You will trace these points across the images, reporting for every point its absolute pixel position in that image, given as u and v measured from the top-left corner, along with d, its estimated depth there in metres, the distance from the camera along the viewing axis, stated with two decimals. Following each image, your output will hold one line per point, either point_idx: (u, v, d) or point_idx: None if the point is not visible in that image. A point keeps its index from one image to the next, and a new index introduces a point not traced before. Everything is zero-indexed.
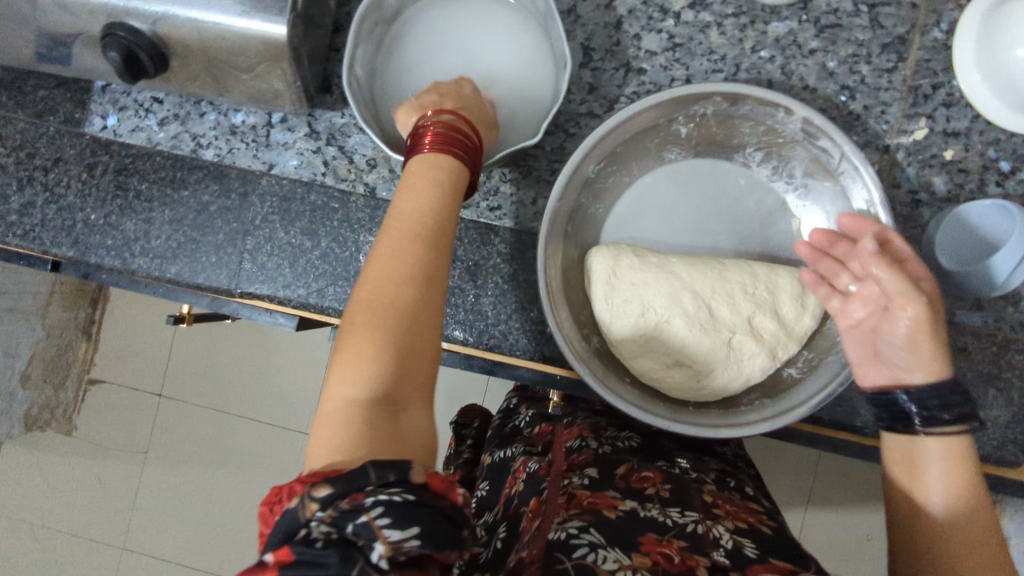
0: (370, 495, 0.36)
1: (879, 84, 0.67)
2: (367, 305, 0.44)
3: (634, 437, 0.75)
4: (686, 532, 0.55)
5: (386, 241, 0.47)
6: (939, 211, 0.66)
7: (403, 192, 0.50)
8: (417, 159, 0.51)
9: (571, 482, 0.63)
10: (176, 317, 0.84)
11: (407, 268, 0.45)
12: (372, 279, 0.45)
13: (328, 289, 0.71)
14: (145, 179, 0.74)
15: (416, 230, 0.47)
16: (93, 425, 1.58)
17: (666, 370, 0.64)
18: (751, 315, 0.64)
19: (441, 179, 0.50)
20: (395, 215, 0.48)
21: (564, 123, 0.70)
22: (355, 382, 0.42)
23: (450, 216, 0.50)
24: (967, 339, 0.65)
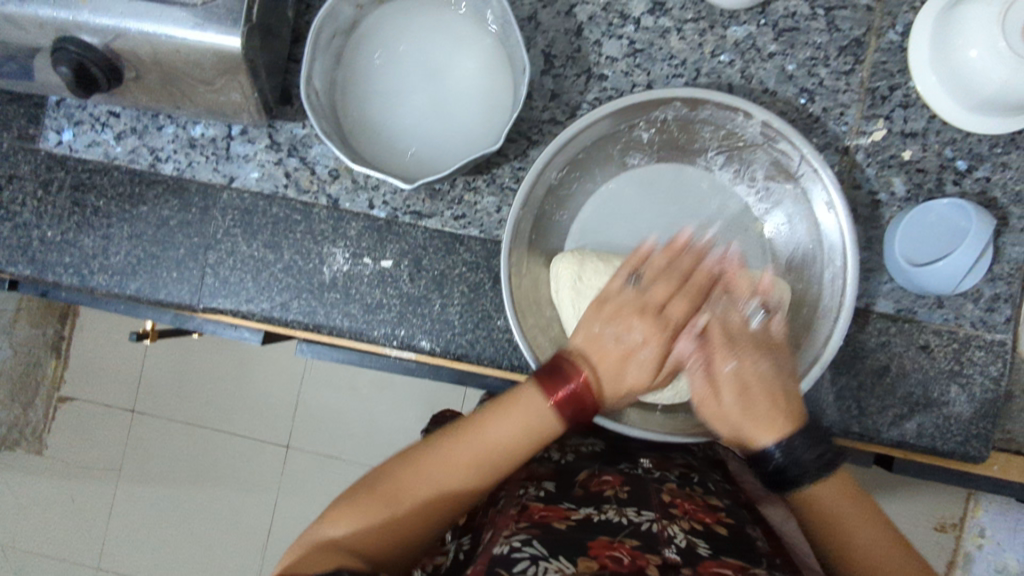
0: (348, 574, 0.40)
1: (838, 86, 0.68)
2: (419, 486, 0.54)
3: (596, 446, 0.76)
4: (640, 532, 0.55)
5: (465, 446, 0.56)
6: (898, 210, 0.66)
7: (503, 415, 0.57)
8: (536, 394, 0.58)
9: (526, 492, 0.62)
10: (140, 333, 0.82)
11: (453, 485, 0.55)
12: (432, 473, 0.55)
13: (291, 302, 0.70)
14: (103, 195, 0.72)
15: (486, 458, 0.56)
16: (64, 443, 1.54)
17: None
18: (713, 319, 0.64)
19: (533, 423, 0.57)
20: (482, 434, 0.57)
21: (527, 130, 0.70)
22: (356, 537, 0.51)
23: (512, 460, 0.57)
24: (929, 337, 0.66)
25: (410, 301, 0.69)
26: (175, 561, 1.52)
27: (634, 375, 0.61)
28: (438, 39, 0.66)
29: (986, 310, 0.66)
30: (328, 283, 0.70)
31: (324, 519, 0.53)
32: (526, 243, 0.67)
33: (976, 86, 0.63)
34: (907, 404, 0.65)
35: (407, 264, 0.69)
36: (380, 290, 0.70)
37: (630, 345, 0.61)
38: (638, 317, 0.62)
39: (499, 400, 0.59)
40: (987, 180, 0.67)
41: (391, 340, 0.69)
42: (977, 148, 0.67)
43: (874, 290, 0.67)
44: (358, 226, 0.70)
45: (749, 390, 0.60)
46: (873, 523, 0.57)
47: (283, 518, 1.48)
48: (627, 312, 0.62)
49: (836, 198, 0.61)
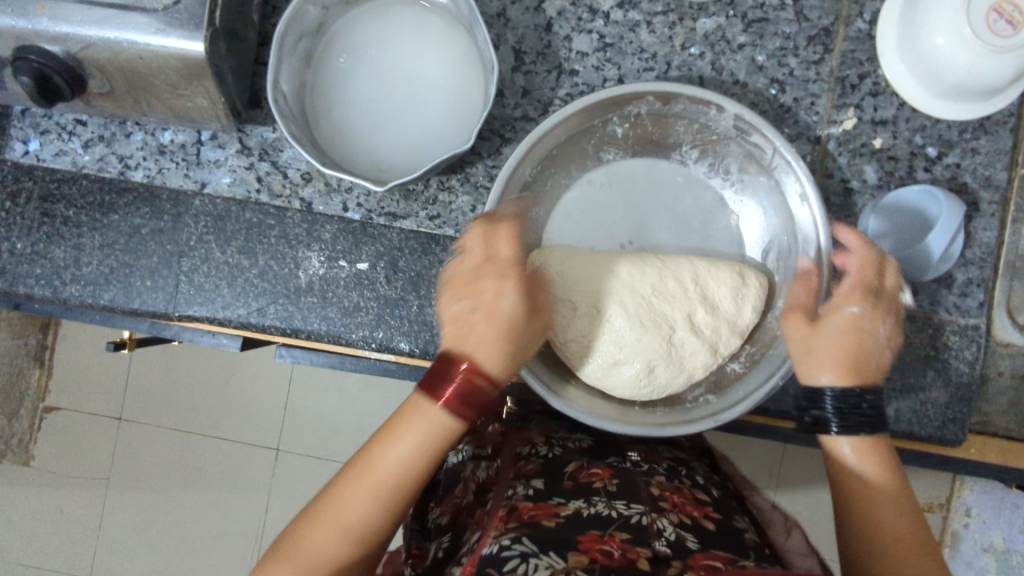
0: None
1: (808, 76, 0.68)
2: (314, 546, 0.48)
3: (585, 438, 0.75)
4: (630, 524, 0.56)
5: (356, 479, 0.50)
6: (871, 198, 0.67)
7: (391, 434, 0.52)
8: (422, 404, 0.52)
9: (515, 492, 0.62)
10: (117, 343, 0.81)
11: (355, 523, 0.49)
12: (326, 520, 0.49)
13: (268, 308, 0.70)
14: (72, 205, 0.71)
15: (384, 489, 0.50)
16: (49, 453, 1.53)
17: (609, 370, 0.63)
18: (690, 312, 0.64)
19: (423, 430, 0.51)
20: (375, 461, 0.51)
21: (500, 128, 0.69)
22: None
23: (419, 473, 0.52)
24: (903, 323, 0.66)
25: (388, 303, 0.69)
26: (166, 568, 1.52)
27: (492, 343, 0.54)
28: (408, 40, 0.66)
29: (959, 295, 0.67)
30: (304, 287, 0.70)
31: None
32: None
33: (943, 74, 0.63)
34: (884, 390, 0.66)
35: (383, 266, 0.69)
36: (357, 293, 0.69)
37: (500, 310, 0.56)
38: (469, 301, 0.57)
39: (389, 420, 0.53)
40: (958, 166, 0.67)
41: (369, 343, 0.69)
42: (946, 134, 0.67)
43: (849, 279, 0.67)
44: (332, 229, 0.70)
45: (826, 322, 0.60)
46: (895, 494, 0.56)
47: (275, 521, 1.48)
48: (474, 337, 0.54)
49: (811, 190, 0.61)
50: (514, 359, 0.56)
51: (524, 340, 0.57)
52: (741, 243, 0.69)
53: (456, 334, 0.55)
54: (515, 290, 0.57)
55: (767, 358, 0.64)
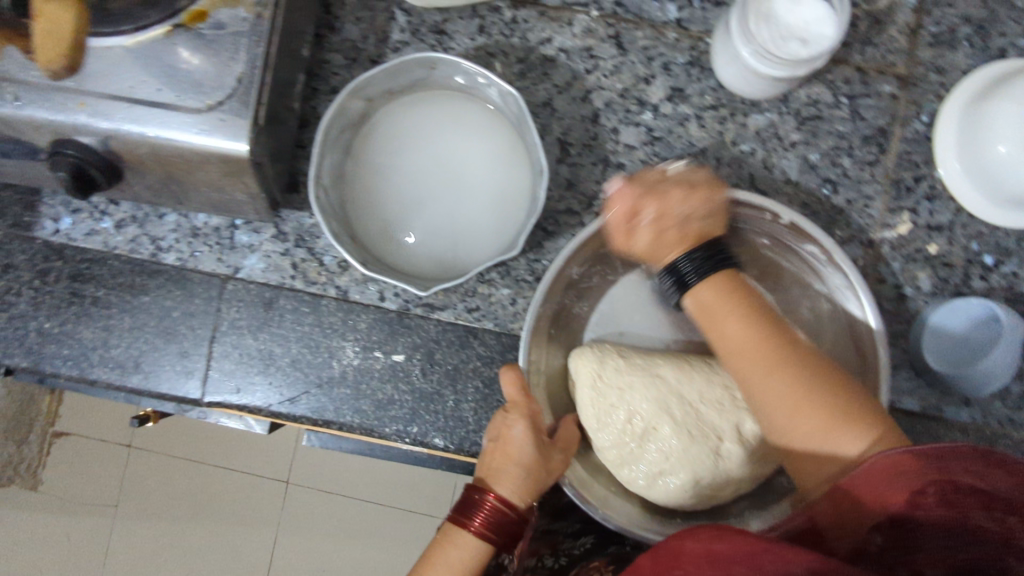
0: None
1: (861, 177, 0.66)
2: None
3: (589, 541, 0.72)
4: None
5: None
6: (924, 306, 0.65)
7: (428, 567, 0.54)
8: (453, 532, 0.54)
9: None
10: (141, 417, 0.80)
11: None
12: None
13: (300, 397, 0.68)
14: (102, 285, 0.70)
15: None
16: (59, 480, 1.50)
17: (653, 482, 0.61)
18: (740, 422, 0.61)
19: (463, 557, 0.54)
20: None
21: (542, 220, 0.67)
22: None
23: None
24: (955, 436, 0.65)
25: (423, 397, 0.68)
26: None
27: (508, 476, 0.55)
28: (454, 135, 0.64)
29: (1013, 408, 0.65)
30: (338, 377, 0.68)
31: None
32: (543, 340, 0.64)
33: (1007, 186, 0.61)
34: None
35: (420, 358, 0.68)
36: (391, 384, 0.68)
37: (512, 448, 0.56)
38: (492, 444, 0.58)
39: (422, 555, 0.56)
40: (1014, 275, 0.65)
41: (403, 437, 0.67)
42: (1003, 242, 0.65)
43: (901, 387, 0.65)
44: (368, 319, 0.68)
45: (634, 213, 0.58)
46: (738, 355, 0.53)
47: (284, 560, 1.47)
48: (494, 463, 0.57)
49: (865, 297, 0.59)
50: (536, 487, 0.56)
51: (544, 471, 0.57)
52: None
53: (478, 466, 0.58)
54: (526, 428, 0.57)
55: None
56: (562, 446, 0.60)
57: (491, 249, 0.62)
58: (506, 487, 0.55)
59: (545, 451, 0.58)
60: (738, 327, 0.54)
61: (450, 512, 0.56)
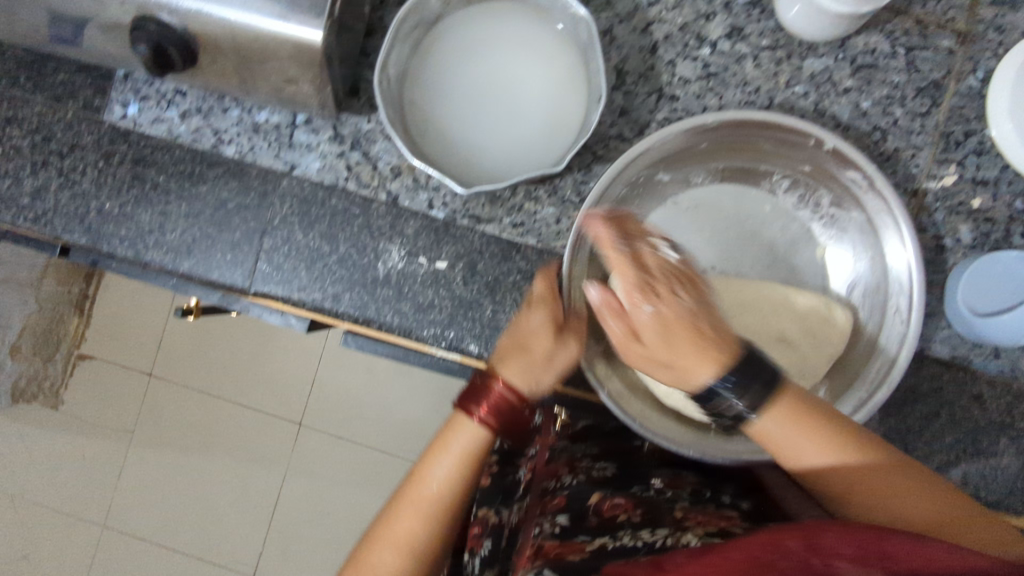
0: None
1: (912, 127, 0.67)
2: (383, 546, 0.58)
3: (608, 466, 0.72)
4: (654, 549, 0.53)
5: (404, 500, 0.59)
6: (963, 257, 0.66)
7: (432, 456, 0.61)
8: (458, 421, 0.61)
9: (542, 530, 0.62)
10: (183, 310, 0.83)
11: (414, 536, 0.58)
12: (388, 538, 0.58)
13: (343, 295, 0.70)
14: (163, 171, 0.72)
15: (431, 505, 0.58)
16: (79, 401, 1.53)
17: (693, 395, 0.64)
18: (778, 336, 0.64)
19: (460, 446, 0.60)
20: (421, 480, 0.60)
21: (593, 144, 0.69)
22: None
23: (459, 491, 0.60)
24: (982, 387, 0.66)
25: (462, 305, 0.70)
26: (181, 530, 1.52)
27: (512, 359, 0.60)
28: (515, 51, 0.65)
29: None
30: (381, 279, 0.70)
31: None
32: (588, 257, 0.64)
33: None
34: (953, 451, 0.66)
35: (462, 268, 0.70)
36: (433, 290, 0.70)
37: (528, 333, 0.61)
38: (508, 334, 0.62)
39: (430, 445, 0.62)
40: None
41: (439, 342, 0.70)
42: None
43: (931, 335, 0.67)
44: (416, 225, 0.70)
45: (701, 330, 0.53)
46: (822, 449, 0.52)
47: (293, 497, 1.48)
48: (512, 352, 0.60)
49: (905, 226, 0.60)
50: (539, 372, 0.60)
51: (552, 356, 0.61)
52: (826, 276, 0.68)
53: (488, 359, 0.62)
54: (543, 317, 0.61)
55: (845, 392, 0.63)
56: (575, 331, 0.63)
57: (542, 161, 0.64)
58: (517, 372, 0.60)
59: (558, 339, 0.61)
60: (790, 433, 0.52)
61: (457, 401, 0.62)
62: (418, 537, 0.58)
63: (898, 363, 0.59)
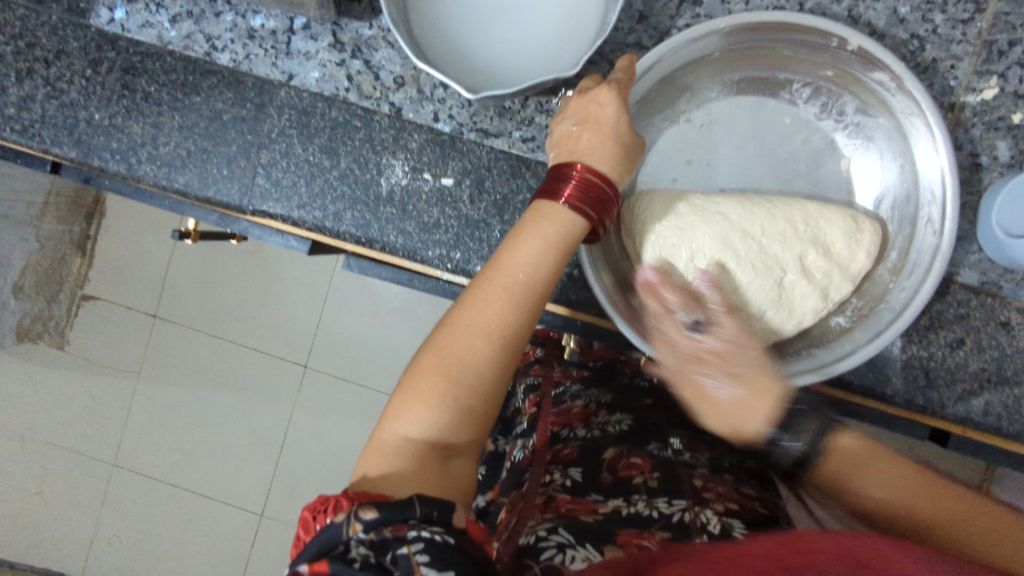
0: (414, 528, 0.40)
1: (953, 36, 0.62)
2: (450, 347, 0.49)
3: (624, 420, 0.70)
4: (670, 522, 0.51)
5: (483, 286, 0.50)
6: (999, 176, 0.62)
7: (510, 242, 0.52)
8: (542, 206, 0.52)
9: (551, 481, 0.59)
10: (181, 233, 0.80)
11: (497, 325, 0.49)
12: (469, 326, 0.49)
13: (344, 213, 0.67)
14: (154, 81, 0.69)
15: (518, 288, 0.50)
16: (84, 340, 1.51)
17: None
18: (803, 255, 0.60)
19: (545, 235, 0.51)
20: (502, 265, 0.51)
21: (610, 52, 0.64)
22: (415, 422, 0.47)
23: (548, 281, 0.52)
24: (1011, 314, 0.63)
25: (468, 224, 0.67)
26: (189, 469, 1.52)
27: (600, 140, 0.53)
28: None
29: None
30: (384, 196, 0.67)
31: (393, 415, 0.48)
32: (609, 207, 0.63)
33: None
34: (977, 381, 0.63)
35: (469, 184, 0.67)
36: (438, 209, 0.67)
37: (607, 121, 0.54)
38: (581, 121, 0.55)
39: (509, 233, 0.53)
40: None
41: (444, 263, 0.67)
42: None
43: (960, 259, 0.63)
44: (420, 139, 0.67)
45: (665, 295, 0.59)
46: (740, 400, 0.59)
47: (299, 438, 1.47)
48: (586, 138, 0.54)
49: (939, 135, 0.58)
50: (624, 164, 0.54)
51: (632, 147, 0.55)
52: (852, 191, 0.64)
53: (559, 148, 0.55)
54: (620, 100, 0.55)
55: (876, 312, 0.61)
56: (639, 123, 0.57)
57: (554, 66, 0.60)
58: (596, 155, 0.53)
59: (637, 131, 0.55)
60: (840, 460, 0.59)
61: (536, 194, 0.54)
62: (503, 332, 0.49)
63: (928, 283, 0.57)
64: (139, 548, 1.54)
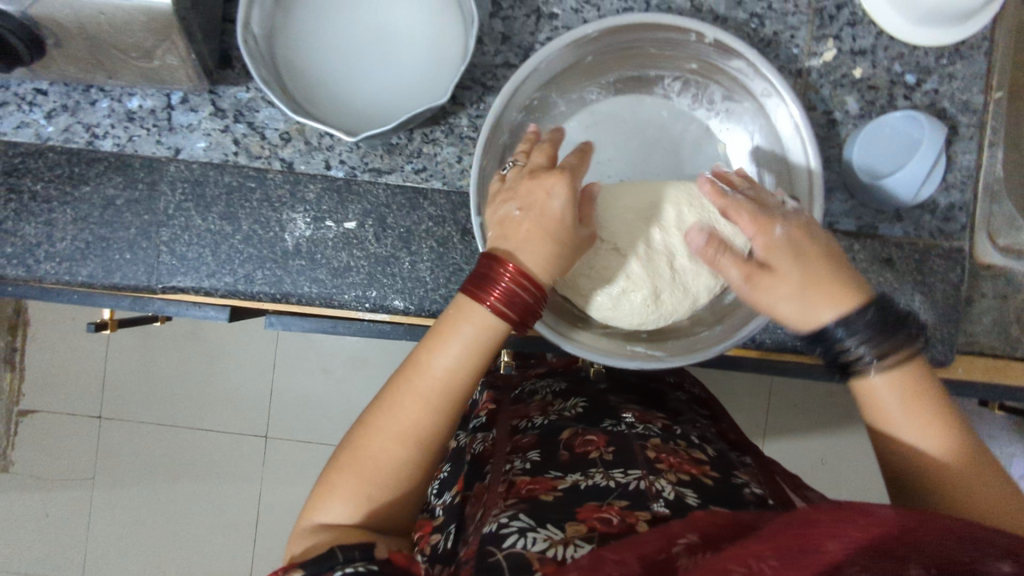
0: (337, 569, 0.42)
1: (786, 9, 0.68)
2: (372, 446, 0.50)
3: (579, 403, 0.74)
4: (627, 491, 0.53)
5: (405, 387, 0.50)
6: (854, 128, 0.68)
7: (433, 341, 0.51)
8: (470, 309, 0.50)
9: (512, 467, 0.61)
10: (98, 324, 0.79)
11: (412, 431, 0.50)
12: (390, 429, 0.50)
13: (255, 274, 0.68)
14: (39, 178, 0.68)
15: (433, 395, 0.50)
16: (29, 456, 1.45)
17: (619, 302, 0.63)
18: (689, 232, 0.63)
19: (469, 341, 0.50)
20: (427, 368, 0.51)
21: (480, 76, 0.68)
22: (339, 511, 0.49)
23: (471, 382, 0.52)
24: (891, 250, 0.68)
25: (379, 262, 0.68)
26: (164, 566, 1.46)
27: (548, 243, 0.51)
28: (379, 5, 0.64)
29: (943, 219, 0.68)
30: (291, 250, 0.68)
31: (314, 500, 0.50)
32: None
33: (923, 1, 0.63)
34: None
35: (371, 224, 0.68)
36: (346, 252, 0.68)
37: (549, 213, 0.51)
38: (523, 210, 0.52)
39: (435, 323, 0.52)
40: (936, 92, 0.68)
41: (362, 303, 0.68)
42: (923, 60, 0.67)
43: (837, 210, 0.68)
44: (316, 188, 0.68)
45: (524, 230, 0.51)
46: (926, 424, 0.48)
47: (271, 509, 1.43)
48: (526, 223, 0.51)
49: (801, 115, 0.61)
50: (563, 262, 0.52)
51: (575, 235, 0.53)
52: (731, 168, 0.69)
53: (501, 231, 0.52)
54: (565, 187, 0.51)
55: None
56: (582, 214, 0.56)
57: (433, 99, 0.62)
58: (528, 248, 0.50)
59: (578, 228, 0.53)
60: (894, 390, 0.49)
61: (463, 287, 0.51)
62: (418, 435, 0.50)
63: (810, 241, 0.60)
64: None
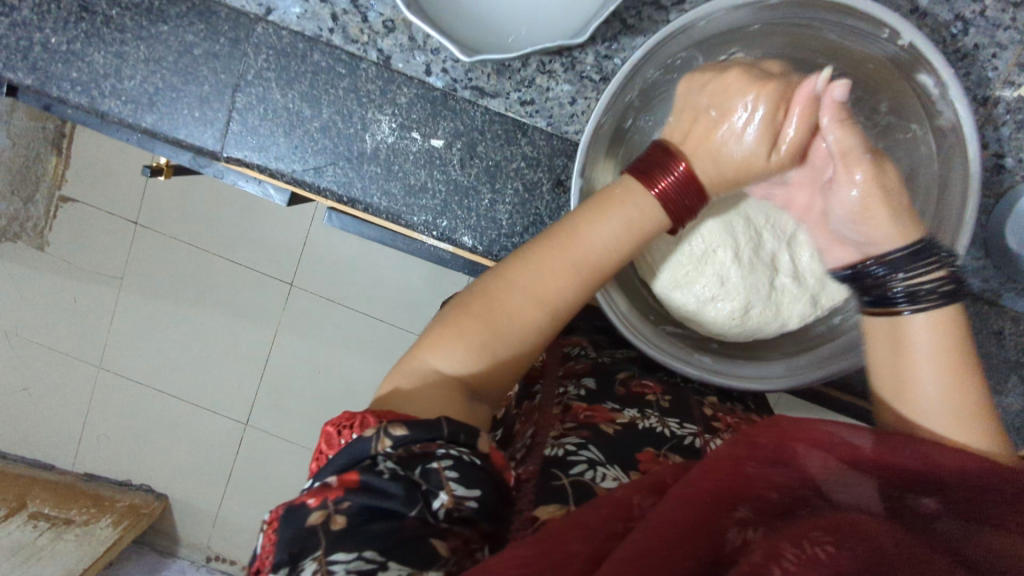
0: (441, 446, 0.41)
1: (1000, 20, 0.56)
2: (503, 310, 0.51)
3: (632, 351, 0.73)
4: (681, 444, 0.54)
5: (556, 254, 0.51)
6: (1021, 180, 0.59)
7: (589, 218, 0.51)
8: (632, 189, 0.51)
9: (566, 392, 0.60)
10: (154, 167, 0.75)
11: (553, 296, 0.51)
12: (529, 287, 0.51)
13: (326, 168, 0.63)
14: (116, 4, 0.62)
15: (583, 268, 0.51)
16: (62, 243, 1.45)
17: (703, 305, 0.59)
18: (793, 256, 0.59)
19: (626, 224, 0.51)
20: (580, 239, 0.51)
21: (623, 11, 0.58)
22: (444, 361, 0.50)
23: (617, 258, 0.52)
24: (1005, 323, 0.62)
25: (458, 191, 0.63)
26: (175, 379, 1.50)
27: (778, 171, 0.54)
28: None
29: None
30: (369, 153, 0.62)
31: (427, 343, 0.51)
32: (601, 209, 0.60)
33: None
34: None
35: (460, 148, 0.62)
36: (426, 171, 0.63)
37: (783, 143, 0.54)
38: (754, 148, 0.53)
39: (591, 199, 0.53)
40: None
41: (430, 231, 0.64)
42: None
43: (966, 268, 0.61)
44: (410, 93, 0.61)
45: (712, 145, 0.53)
46: (953, 372, 0.46)
47: (283, 354, 1.45)
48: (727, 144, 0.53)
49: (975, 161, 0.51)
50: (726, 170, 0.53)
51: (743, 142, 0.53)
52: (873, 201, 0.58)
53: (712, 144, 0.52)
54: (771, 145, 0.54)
55: None
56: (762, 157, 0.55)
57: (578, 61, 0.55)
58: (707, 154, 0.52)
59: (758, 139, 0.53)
60: (932, 333, 0.47)
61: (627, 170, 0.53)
62: (556, 302, 0.51)
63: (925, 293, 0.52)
64: (128, 448, 1.56)
